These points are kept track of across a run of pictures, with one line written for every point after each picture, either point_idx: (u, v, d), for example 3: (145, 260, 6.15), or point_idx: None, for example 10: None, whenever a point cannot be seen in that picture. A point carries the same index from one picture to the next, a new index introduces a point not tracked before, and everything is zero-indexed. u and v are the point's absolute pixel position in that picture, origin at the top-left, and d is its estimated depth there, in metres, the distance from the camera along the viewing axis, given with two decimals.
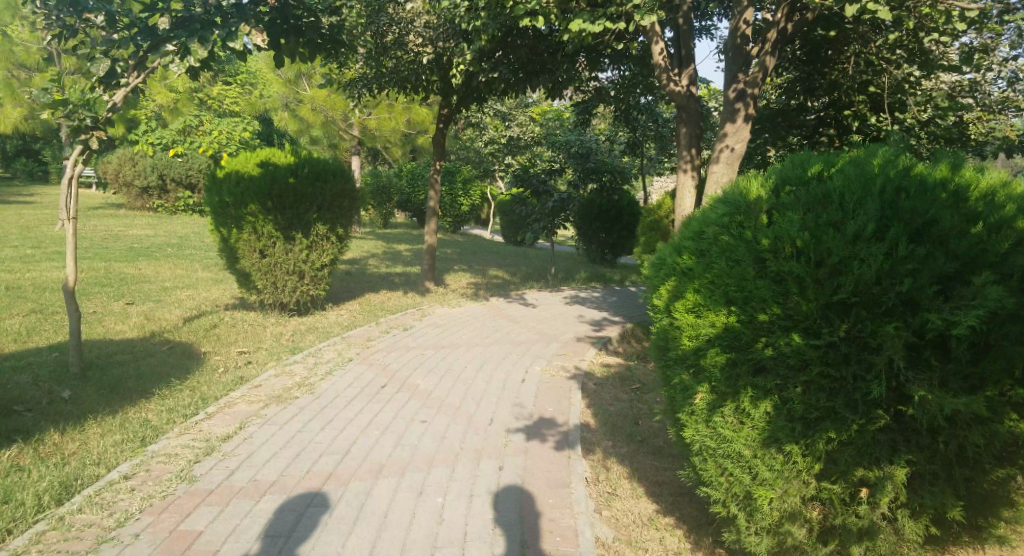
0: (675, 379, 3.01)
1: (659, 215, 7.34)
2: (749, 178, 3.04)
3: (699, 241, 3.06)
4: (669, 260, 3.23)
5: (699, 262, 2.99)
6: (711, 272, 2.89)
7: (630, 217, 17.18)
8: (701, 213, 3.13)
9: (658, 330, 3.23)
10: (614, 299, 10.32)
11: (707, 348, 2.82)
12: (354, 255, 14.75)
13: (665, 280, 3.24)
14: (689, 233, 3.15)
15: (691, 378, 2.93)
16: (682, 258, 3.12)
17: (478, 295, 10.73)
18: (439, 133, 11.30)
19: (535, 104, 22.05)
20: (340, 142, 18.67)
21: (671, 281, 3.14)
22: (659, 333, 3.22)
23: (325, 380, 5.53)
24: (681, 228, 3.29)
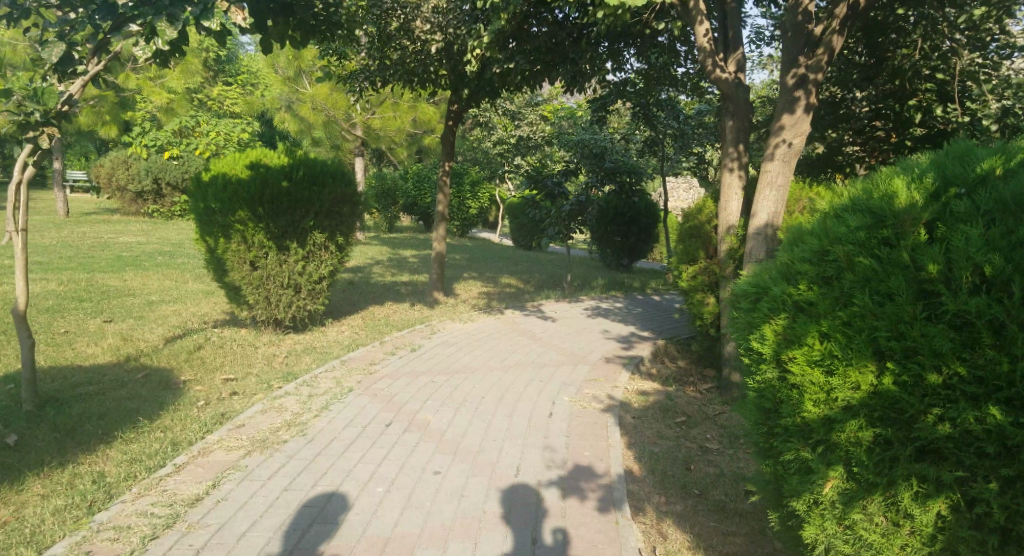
0: (789, 456, 2.25)
1: (699, 219, 6.53)
2: (886, 180, 2.26)
3: (822, 264, 2.24)
4: (773, 287, 2.40)
5: (825, 294, 2.20)
6: (845, 310, 2.12)
7: (647, 220, 16.41)
8: (818, 225, 2.33)
9: (760, 388, 2.41)
10: (639, 311, 9.48)
11: (843, 419, 2.07)
12: (358, 263, 13.96)
13: (765, 317, 2.43)
14: (802, 252, 2.35)
15: (816, 456, 2.17)
16: (795, 288, 2.32)
17: (491, 306, 9.93)
18: (447, 131, 10.50)
19: (546, 103, 21.24)
20: (343, 142, 17.93)
21: (779, 316, 2.35)
22: (760, 391, 2.45)
23: (320, 419, 4.73)
24: (787, 249, 2.52)
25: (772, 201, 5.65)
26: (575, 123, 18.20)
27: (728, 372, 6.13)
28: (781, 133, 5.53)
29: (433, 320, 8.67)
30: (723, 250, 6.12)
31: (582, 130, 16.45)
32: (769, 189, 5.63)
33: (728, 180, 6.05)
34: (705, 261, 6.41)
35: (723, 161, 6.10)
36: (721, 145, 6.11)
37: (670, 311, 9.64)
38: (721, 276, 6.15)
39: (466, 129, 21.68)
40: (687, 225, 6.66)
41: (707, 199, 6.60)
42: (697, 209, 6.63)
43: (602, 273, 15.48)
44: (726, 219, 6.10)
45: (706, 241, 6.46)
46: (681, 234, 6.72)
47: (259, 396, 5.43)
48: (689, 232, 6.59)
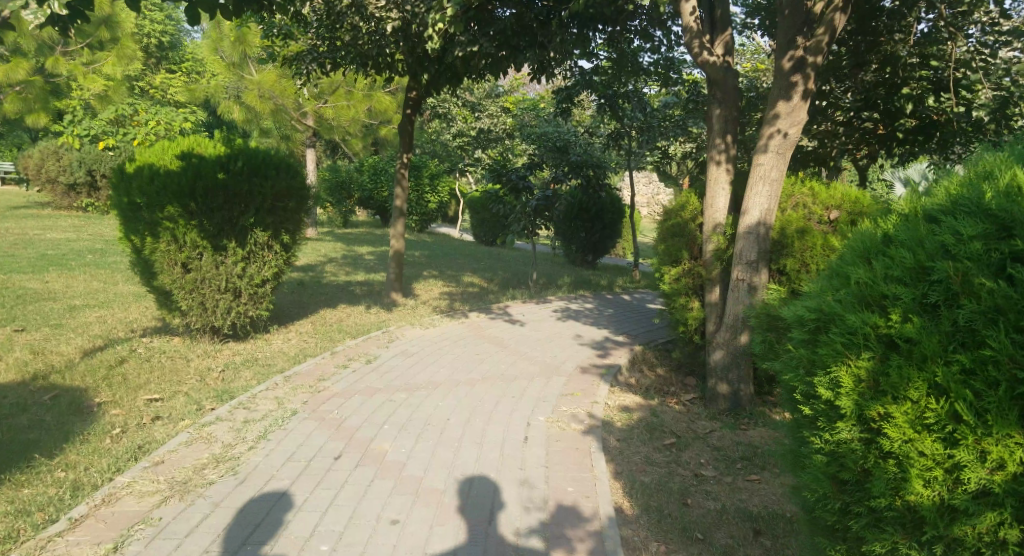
0: (894, 542, 2.01)
1: (677, 215, 5.98)
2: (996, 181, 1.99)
3: (920, 286, 1.97)
4: (855, 320, 2.10)
5: (932, 330, 1.92)
6: (967, 352, 1.83)
7: (613, 216, 15.97)
8: (908, 234, 2.07)
9: (842, 448, 2.17)
10: (611, 314, 8.96)
11: (975, 506, 1.80)
12: (309, 261, 13.16)
13: (837, 360, 2.17)
14: (889, 270, 2.08)
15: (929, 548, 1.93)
16: (885, 319, 2.04)
17: (453, 308, 9.31)
18: (404, 121, 9.80)
19: (507, 94, 20.61)
20: (292, 133, 17.26)
21: (859, 356, 2.09)
22: (829, 457, 2.23)
23: (254, 455, 4.01)
24: (864, 263, 2.24)
25: (765, 196, 5.17)
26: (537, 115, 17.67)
27: (713, 384, 5.66)
28: (776, 122, 5.07)
29: (391, 325, 7.99)
30: (710, 250, 5.60)
31: (546, 122, 15.91)
32: (763, 183, 5.15)
33: (716, 174, 5.54)
34: (689, 261, 5.89)
35: (710, 152, 5.60)
36: (707, 135, 5.61)
37: (644, 313, 9.15)
38: (710, 278, 5.62)
39: (424, 120, 20.87)
40: (665, 224, 6.07)
41: (688, 193, 6.04)
42: (676, 203, 6.04)
43: (567, 271, 14.99)
44: (713, 217, 5.58)
45: (686, 239, 5.90)
46: (659, 232, 6.13)
47: (185, 421, 4.66)
48: (667, 230, 6.04)
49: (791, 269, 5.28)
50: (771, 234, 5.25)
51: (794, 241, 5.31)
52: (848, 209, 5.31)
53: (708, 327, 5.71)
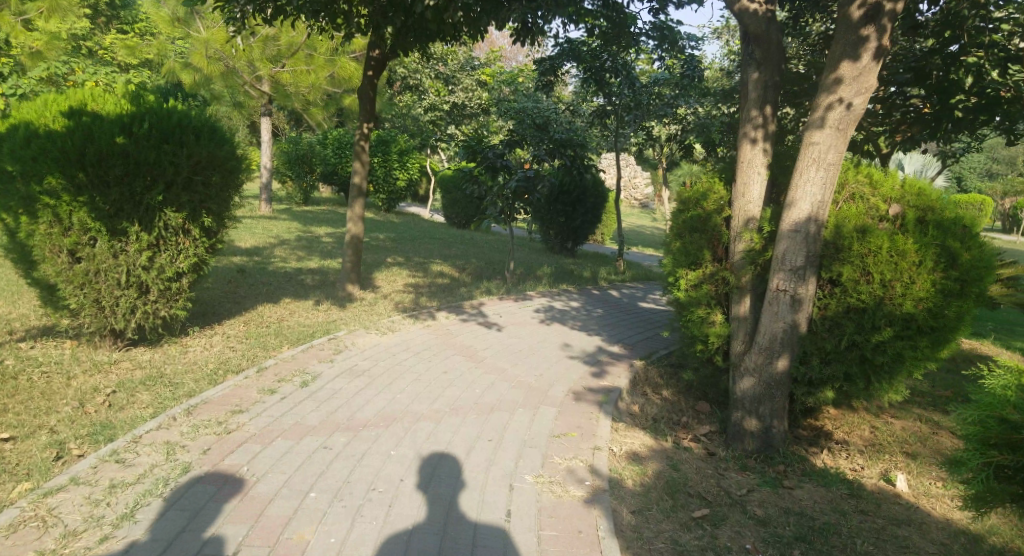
0: None
1: (694, 203, 4.84)
2: None
3: None
4: None
5: None
6: None
7: (594, 200, 14.86)
8: None
9: None
10: (603, 319, 7.81)
11: None
12: (260, 243, 11.80)
13: None
14: None
15: None
16: None
17: (418, 305, 8.12)
18: (364, 87, 8.46)
19: (484, 65, 19.22)
20: (244, 100, 15.79)
21: None
22: None
23: (101, 554, 2.75)
24: None
25: (818, 184, 4.01)
26: (517, 91, 16.39)
27: (737, 417, 4.55)
28: (836, 88, 3.89)
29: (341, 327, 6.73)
30: (741, 251, 4.48)
31: (527, 99, 14.68)
32: (815, 167, 3.99)
33: (751, 156, 4.42)
34: (713, 264, 4.73)
35: (744, 127, 4.46)
36: (742, 107, 4.48)
37: (640, 318, 8.04)
38: (738, 286, 4.51)
39: (394, 91, 19.44)
40: (680, 216, 4.92)
41: (711, 176, 4.90)
42: (693, 191, 4.88)
43: (545, 259, 13.84)
44: (745, 209, 4.45)
45: (705, 236, 4.73)
46: (672, 226, 4.97)
47: (27, 480, 3.41)
48: (681, 224, 4.89)
49: (844, 280, 4.09)
50: (823, 233, 4.10)
51: (850, 243, 4.10)
52: (913, 204, 4.16)
53: (732, 346, 4.58)
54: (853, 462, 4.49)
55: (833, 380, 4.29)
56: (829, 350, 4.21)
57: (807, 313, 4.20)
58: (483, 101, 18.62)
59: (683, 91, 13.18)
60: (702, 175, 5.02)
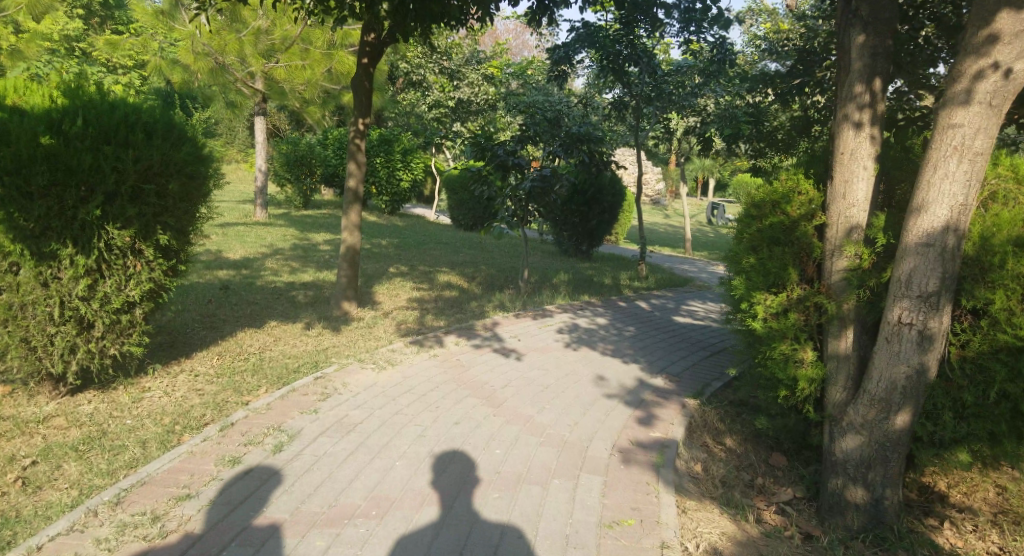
0: None
1: (771, 209, 3.80)
2: None
3: None
4: None
5: None
6: None
7: (612, 199, 13.80)
8: None
9: None
10: (636, 340, 6.74)
11: None
12: (251, 253, 10.80)
13: None
14: None
15: None
16: None
17: (424, 327, 7.10)
18: (357, 77, 7.41)
19: (491, 58, 18.19)
20: (236, 98, 14.88)
21: None
22: None
23: None
24: None
25: (960, 182, 2.93)
26: (527, 84, 15.32)
27: (833, 484, 3.54)
28: (988, 49, 2.84)
29: (331, 362, 5.70)
30: (842, 269, 3.45)
31: (538, 92, 13.59)
32: (956, 157, 2.92)
33: (854, 146, 3.40)
34: (800, 287, 3.70)
35: (843, 105, 3.45)
36: (839, 80, 3.47)
37: (677, 338, 6.98)
38: (835, 315, 3.47)
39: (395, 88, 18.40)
40: (751, 225, 3.89)
41: (790, 172, 3.85)
42: (768, 193, 3.84)
43: (561, 264, 12.79)
44: (847, 215, 3.42)
45: (786, 251, 3.69)
46: (741, 238, 3.96)
47: None
48: (754, 235, 3.86)
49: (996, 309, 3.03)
50: (963, 247, 3.04)
51: (1003, 260, 3.05)
52: None
53: (830, 391, 3.54)
54: (987, 543, 3.53)
55: (969, 440, 3.24)
56: (968, 404, 3.18)
57: (941, 351, 3.16)
58: (490, 96, 17.55)
59: (711, 77, 12.03)
60: (777, 173, 4.00)
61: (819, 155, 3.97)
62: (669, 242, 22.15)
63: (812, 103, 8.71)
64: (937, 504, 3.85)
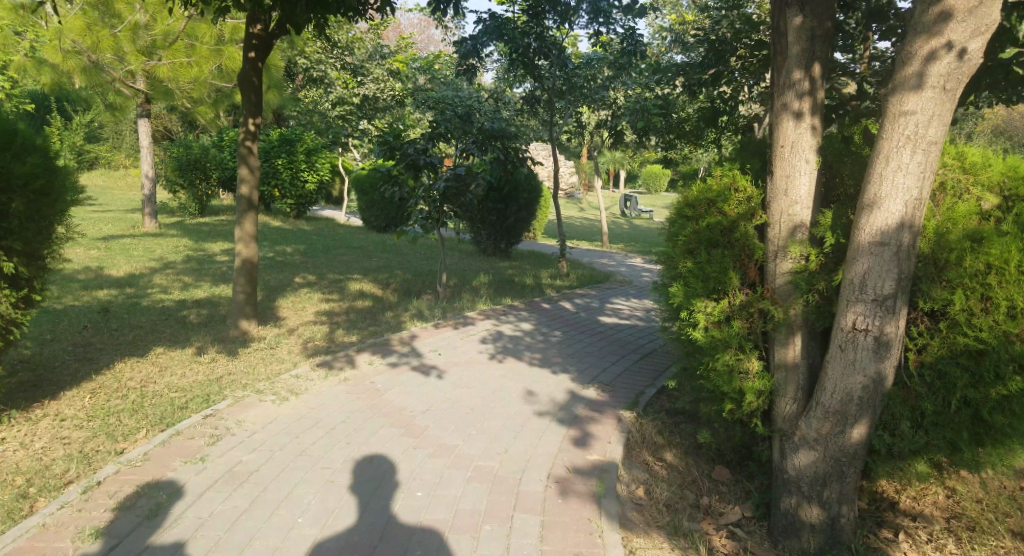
0: None
1: (707, 208, 3.47)
2: None
3: None
4: None
5: None
6: None
7: (527, 196, 13.46)
8: None
9: None
10: (564, 346, 6.34)
11: None
12: (137, 269, 9.76)
13: None
14: None
15: None
16: None
17: (333, 345, 6.47)
18: (243, 70, 6.69)
19: (395, 54, 17.59)
20: (116, 99, 13.55)
21: None
22: None
23: None
24: None
25: (913, 175, 2.70)
26: (436, 79, 14.76)
27: (787, 504, 3.22)
28: (939, 27, 2.61)
29: (225, 394, 5.00)
30: (788, 271, 3.17)
31: (446, 88, 13.07)
32: (909, 147, 2.69)
33: (795, 138, 3.12)
34: (743, 292, 3.38)
35: (780, 95, 3.16)
36: (775, 67, 3.17)
37: (605, 342, 6.62)
38: (782, 321, 3.19)
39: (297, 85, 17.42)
40: (687, 226, 3.55)
41: (726, 168, 3.54)
42: (701, 190, 3.52)
43: (479, 265, 12.35)
44: (790, 213, 3.15)
45: (726, 254, 3.37)
46: (677, 240, 3.62)
47: None
48: (690, 238, 3.52)
49: (955, 310, 2.80)
50: (917, 244, 2.81)
51: (959, 257, 2.83)
52: (1012, 193, 2.98)
53: (778, 405, 3.27)
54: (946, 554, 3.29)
55: (929, 451, 3.02)
56: (929, 413, 2.94)
57: (898, 357, 2.92)
58: (397, 91, 16.90)
59: (621, 69, 11.87)
60: (712, 168, 3.68)
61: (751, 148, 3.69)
62: (585, 236, 22.11)
63: (718, 94, 8.66)
64: (889, 513, 3.62)
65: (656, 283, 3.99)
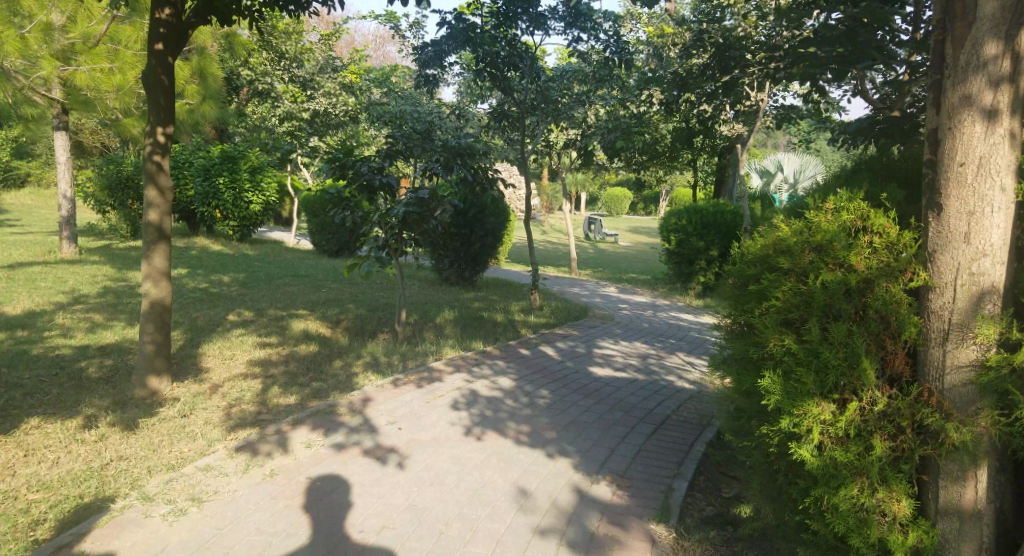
0: None
1: (812, 255, 2.63)
2: None
3: None
4: None
5: None
6: None
7: (495, 220, 12.26)
8: None
9: None
10: (557, 414, 5.07)
11: None
12: (33, 306, 8.12)
13: None
14: None
15: None
16: None
17: (263, 414, 5.08)
18: (147, 68, 5.33)
19: (348, 66, 16.38)
20: (28, 110, 11.85)
21: None
22: None
23: None
24: None
25: None
26: (395, 92, 13.55)
27: None
28: None
29: (103, 498, 3.59)
30: (970, 365, 2.31)
31: (407, 102, 11.84)
32: None
33: (986, 150, 2.36)
34: (883, 392, 2.46)
35: (962, 81, 2.43)
36: (956, 37, 2.45)
37: (603, 406, 5.37)
38: (962, 446, 2.28)
39: (251, 99, 16.27)
40: (778, 284, 2.68)
41: (838, 200, 2.74)
42: (808, 236, 2.67)
43: (443, 297, 11.08)
44: (975, 270, 2.34)
45: (841, 330, 2.46)
46: (768, 306, 2.72)
47: None
48: (785, 302, 2.65)
49: None
50: None
51: None
52: None
53: None
54: None
55: None
56: None
57: None
58: (350, 106, 15.60)
59: (600, 82, 10.82)
60: (808, 212, 2.85)
61: (868, 179, 2.91)
62: (551, 261, 20.97)
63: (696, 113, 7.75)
64: None
65: (730, 359, 3.11)
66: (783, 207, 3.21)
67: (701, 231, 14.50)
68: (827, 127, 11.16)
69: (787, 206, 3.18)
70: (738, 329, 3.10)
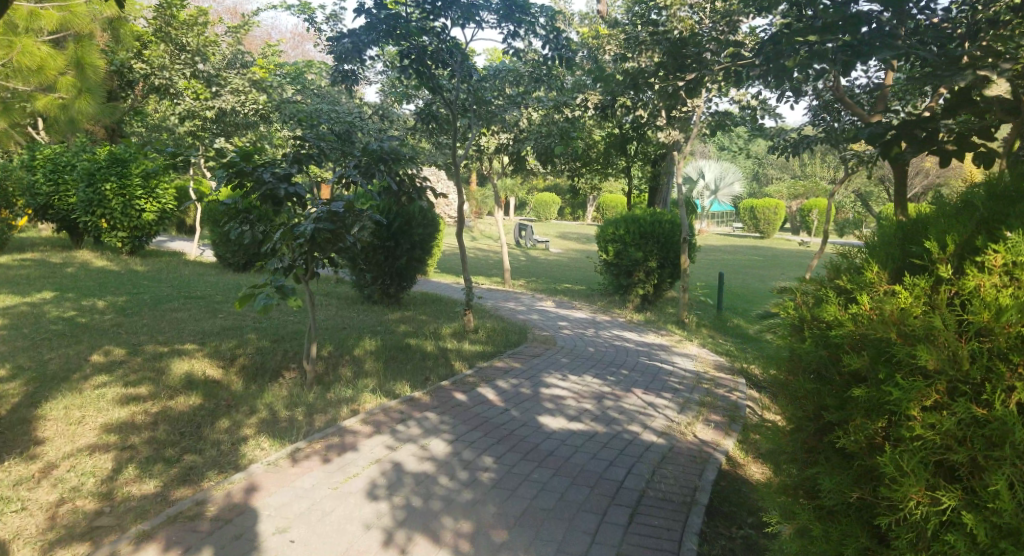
0: None
1: (973, 352, 2.00)
2: None
3: None
4: None
5: None
6: None
7: (422, 231, 11.03)
8: None
9: None
10: (506, 498, 3.91)
11: None
12: None
13: None
14: None
15: None
16: None
17: (100, 519, 3.70)
18: None
19: (256, 61, 14.93)
20: None
21: None
22: None
23: None
24: None
25: None
26: (310, 90, 12.17)
27: None
28: None
29: None
30: None
31: (322, 102, 10.51)
32: None
33: None
34: None
35: None
36: None
37: (566, 478, 4.26)
38: None
39: (146, 96, 14.50)
40: (920, 392, 2.06)
41: (1010, 259, 2.06)
42: (968, 327, 2.05)
43: (363, 320, 9.77)
44: None
45: None
46: (910, 429, 2.09)
47: None
48: (927, 425, 2.05)
49: None
50: None
51: None
52: None
53: None
54: None
55: None
56: None
57: None
58: (260, 105, 13.66)
59: (537, 78, 9.88)
60: (952, 282, 2.19)
61: None
62: (481, 271, 19.87)
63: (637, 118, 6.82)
64: None
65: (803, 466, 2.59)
66: (878, 254, 2.58)
67: (637, 241, 13.66)
68: (767, 133, 10.63)
69: (896, 252, 2.51)
70: (820, 426, 2.56)
